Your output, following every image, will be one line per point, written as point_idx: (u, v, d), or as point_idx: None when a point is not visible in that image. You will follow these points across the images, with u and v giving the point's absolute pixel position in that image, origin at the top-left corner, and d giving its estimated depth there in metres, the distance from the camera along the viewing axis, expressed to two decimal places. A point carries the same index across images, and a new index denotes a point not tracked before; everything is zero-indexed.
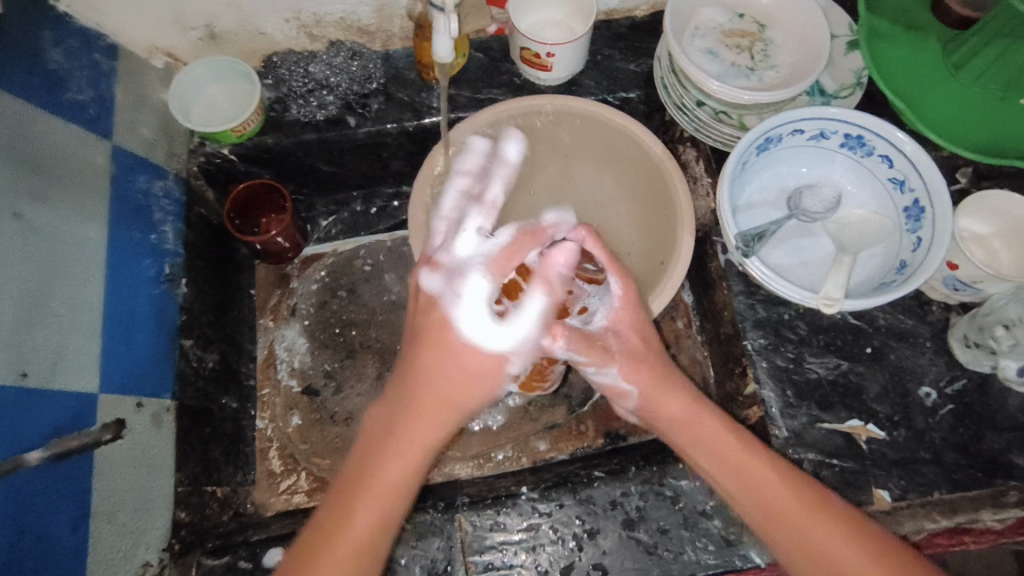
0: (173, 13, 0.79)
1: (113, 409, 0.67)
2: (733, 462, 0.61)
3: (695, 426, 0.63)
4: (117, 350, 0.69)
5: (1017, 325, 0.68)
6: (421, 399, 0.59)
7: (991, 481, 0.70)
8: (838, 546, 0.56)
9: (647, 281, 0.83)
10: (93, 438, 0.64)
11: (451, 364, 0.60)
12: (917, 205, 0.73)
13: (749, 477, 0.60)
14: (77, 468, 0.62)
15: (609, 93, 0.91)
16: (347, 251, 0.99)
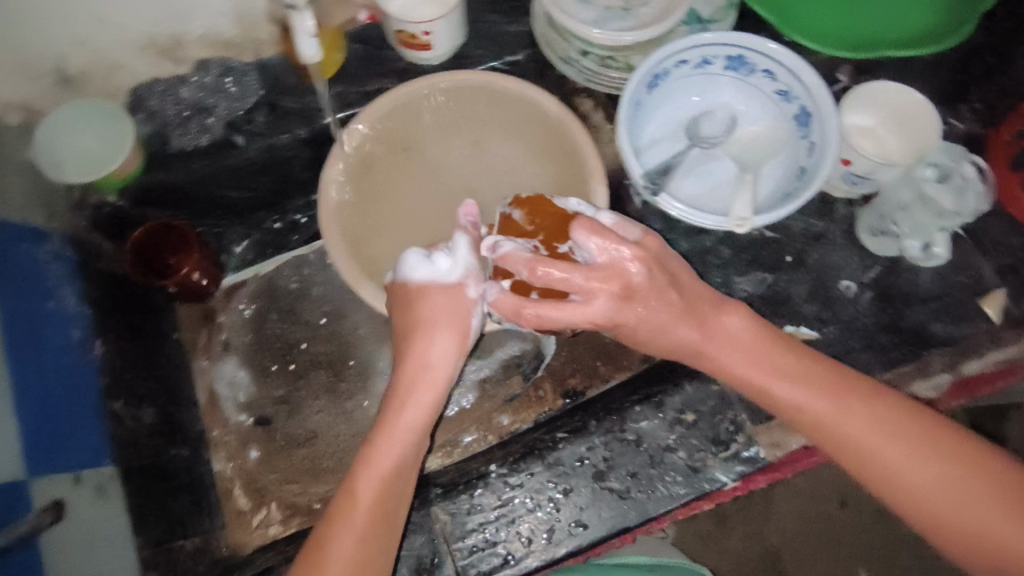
0: (16, 63, 0.72)
1: (51, 490, 0.65)
2: (811, 424, 0.58)
3: (751, 376, 0.61)
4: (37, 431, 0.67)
5: (914, 207, 0.73)
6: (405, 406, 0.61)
7: (918, 354, 0.74)
8: (845, 427, 0.57)
9: None
10: (30, 528, 0.59)
11: (439, 367, 0.62)
12: (805, 112, 0.75)
13: (833, 435, 0.57)
14: (23, 561, 0.59)
15: (497, 60, 0.90)
16: (269, 273, 0.92)
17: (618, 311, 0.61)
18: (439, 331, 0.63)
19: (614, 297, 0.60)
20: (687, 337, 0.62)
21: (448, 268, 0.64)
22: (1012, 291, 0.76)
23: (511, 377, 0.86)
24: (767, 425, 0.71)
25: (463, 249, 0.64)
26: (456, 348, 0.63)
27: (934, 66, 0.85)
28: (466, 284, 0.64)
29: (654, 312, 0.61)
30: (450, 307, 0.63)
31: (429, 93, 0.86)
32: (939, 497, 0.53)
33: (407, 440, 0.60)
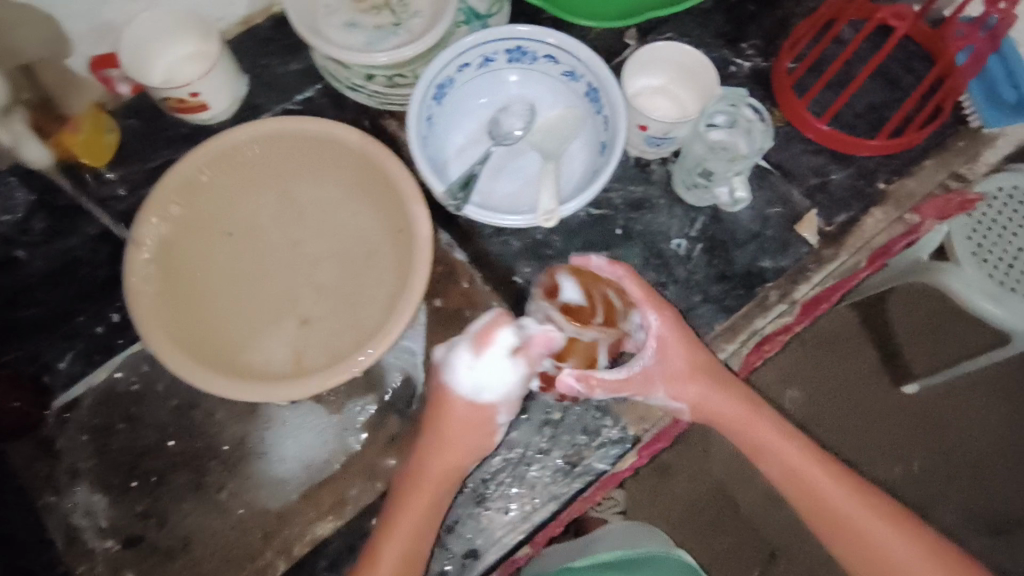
0: None
1: None
2: (796, 470, 0.71)
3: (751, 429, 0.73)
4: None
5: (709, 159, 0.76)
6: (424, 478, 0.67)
7: (752, 292, 0.77)
8: (814, 475, 0.70)
9: (401, 268, 0.81)
10: None
11: (454, 448, 0.67)
12: (592, 88, 0.75)
13: (806, 484, 0.71)
14: None
15: (285, 102, 0.87)
16: (104, 382, 0.84)
17: (675, 357, 0.71)
18: (456, 437, 0.67)
19: (673, 339, 0.71)
20: (703, 392, 0.72)
21: (489, 389, 0.65)
22: (821, 210, 0.80)
23: (386, 418, 0.85)
24: (630, 401, 0.74)
25: (514, 377, 0.65)
26: (469, 446, 0.67)
27: (704, 16, 0.89)
28: (498, 406, 0.67)
29: (680, 371, 0.71)
30: (474, 414, 0.67)
31: (224, 154, 0.81)
32: (885, 549, 0.67)
33: (424, 511, 0.66)
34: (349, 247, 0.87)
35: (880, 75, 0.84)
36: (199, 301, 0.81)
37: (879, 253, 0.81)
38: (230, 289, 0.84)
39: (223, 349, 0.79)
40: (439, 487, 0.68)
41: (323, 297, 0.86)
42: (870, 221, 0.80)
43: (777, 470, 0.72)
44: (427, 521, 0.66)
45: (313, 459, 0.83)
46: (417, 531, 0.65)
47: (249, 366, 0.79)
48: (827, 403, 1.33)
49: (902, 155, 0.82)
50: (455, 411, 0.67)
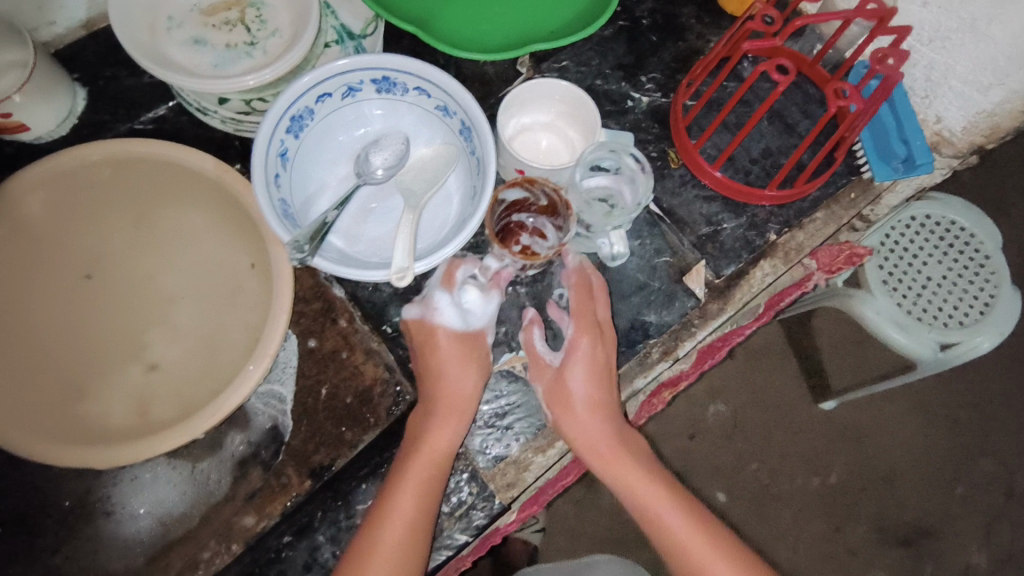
0: None
1: None
2: (689, 549, 0.65)
3: (647, 497, 0.67)
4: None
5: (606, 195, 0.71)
6: (440, 409, 0.67)
7: (635, 348, 0.73)
8: (708, 562, 0.64)
9: (257, 313, 0.73)
10: None
11: (458, 374, 0.68)
12: (466, 126, 0.69)
13: (695, 565, 0.64)
14: None
15: (132, 121, 0.78)
16: None
17: (577, 386, 0.68)
18: (461, 376, 0.68)
19: (580, 365, 0.68)
20: (596, 436, 0.68)
21: (470, 317, 0.69)
22: (710, 261, 0.76)
23: (248, 472, 0.76)
24: (500, 467, 0.71)
25: (485, 307, 0.70)
26: (474, 372, 0.69)
27: (599, 44, 0.84)
28: (485, 331, 0.71)
29: (576, 416, 0.68)
30: (468, 345, 0.69)
31: (48, 180, 0.72)
32: None
33: (441, 445, 0.66)
34: (207, 284, 0.78)
35: (775, 119, 0.81)
36: (24, 346, 0.71)
37: (772, 303, 0.81)
38: (71, 331, 0.74)
39: (53, 399, 0.70)
40: (455, 414, 0.68)
41: (179, 338, 0.77)
42: (757, 273, 0.77)
43: (662, 540, 0.66)
44: (450, 450, 0.67)
45: (167, 511, 0.74)
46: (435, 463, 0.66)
47: (83, 419, 0.70)
48: (752, 417, 1.32)
49: (794, 205, 0.79)
50: (445, 347, 0.69)
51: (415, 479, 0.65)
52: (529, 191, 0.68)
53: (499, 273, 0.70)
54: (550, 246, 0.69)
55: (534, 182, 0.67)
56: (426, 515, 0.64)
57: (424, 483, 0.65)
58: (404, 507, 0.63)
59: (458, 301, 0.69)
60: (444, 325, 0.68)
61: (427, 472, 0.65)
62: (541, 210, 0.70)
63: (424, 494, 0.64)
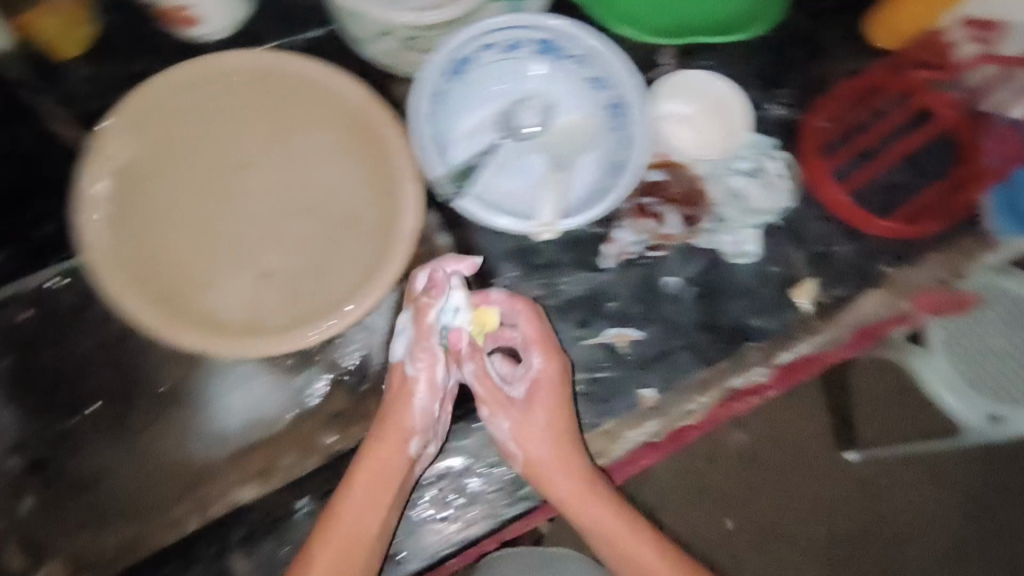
0: None
1: None
2: None
3: (620, 537, 0.63)
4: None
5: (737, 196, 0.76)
6: (371, 459, 0.64)
7: (733, 349, 0.74)
8: None
9: (375, 244, 0.75)
10: None
11: (394, 420, 0.64)
12: (619, 102, 0.71)
13: None
14: None
15: (288, 38, 0.80)
16: (35, 291, 0.78)
17: (535, 415, 0.65)
18: (394, 407, 0.64)
19: (543, 392, 0.66)
20: (578, 490, 0.64)
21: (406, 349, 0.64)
22: (821, 280, 0.77)
23: (335, 393, 0.78)
24: (593, 434, 0.70)
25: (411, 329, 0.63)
26: (412, 421, 0.64)
27: (759, 47, 0.83)
28: (409, 380, 0.64)
29: (547, 461, 0.64)
30: (399, 392, 0.64)
31: (200, 83, 0.76)
32: None
33: (378, 490, 0.63)
34: (326, 206, 0.78)
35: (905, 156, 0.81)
36: (154, 234, 0.75)
37: (867, 331, 0.77)
38: (194, 228, 0.76)
39: (171, 288, 0.73)
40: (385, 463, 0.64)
41: (293, 251, 0.78)
42: (863, 301, 0.77)
43: None
44: (381, 501, 0.63)
45: (261, 411, 0.77)
46: (364, 511, 0.62)
47: (197, 310, 0.73)
48: None
49: (910, 243, 0.78)
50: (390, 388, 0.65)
51: (343, 524, 0.61)
52: (669, 175, 0.76)
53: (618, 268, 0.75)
54: (676, 232, 0.75)
55: (681, 168, 0.76)
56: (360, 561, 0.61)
57: (357, 530, 0.62)
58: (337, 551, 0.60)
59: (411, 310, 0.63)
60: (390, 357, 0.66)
61: (359, 521, 0.62)
62: (673, 197, 0.76)
63: (357, 541, 0.61)
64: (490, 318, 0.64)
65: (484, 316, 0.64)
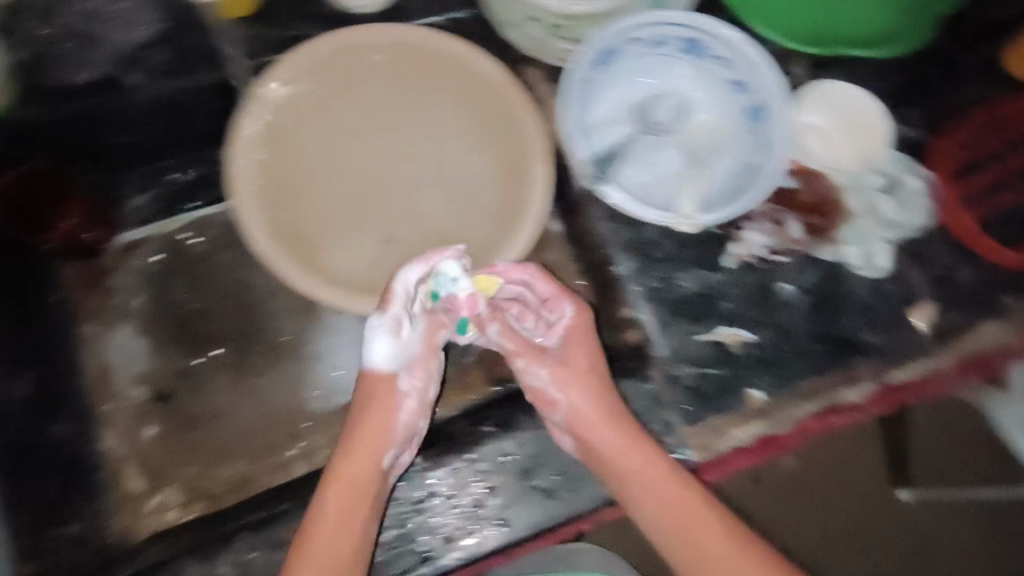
0: None
1: None
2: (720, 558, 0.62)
3: (668, 500, 0.64)
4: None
5: (871, 210, 0.77)
6: (354, 453, 0.67)
7: (845, 361, 0.74)
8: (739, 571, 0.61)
9: (500, 225, 0.78)
10: None
11: (375, 417, 0.68)
12: (759, 107, 0.72)
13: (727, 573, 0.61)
14: None
15: (435, 15, 0.82)
16: (172, 233, 0.84)
17: (569, 359, 0.70)
18: (376, 410, 0.68)
19: (573, 339, 0.71)
20: (624, 451, 0.65)
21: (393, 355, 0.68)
22: (941, 304, 0.76)
23: None
24: (697, 428, 0.71)
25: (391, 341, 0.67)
26: (389, 417, 0.68)
27: (903, 65, 0.81)
28: (398, 376, 0.69)
29: (587, 416, 0.67)
30: (382, 394, 0.68)
31: (344, 50, 0.77)
32: None
33: (364, 478, 0.65)
34: (451, 180, 0.82)
35: None
36: (288, 193, 0.77)
37: (975, 361, 0.75)
38: (322, 187, 0.80)
39: (305, 244, 0.76)
40: (368, 452, 0.67)
41: (415, 221, 0.81)
42: (983, 331, 0.75)
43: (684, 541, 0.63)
44: (371, 487, 0.65)
45: None
46: (346, 501, 0.64)
47: (326, 269, 0.76)
48: None
49: None
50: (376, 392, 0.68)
51: (332, 513, 0.63)
52: (804, 183, 0.78)
53: (748, 264, 0.76)
54: (806, 238, 0.76)
55: (817, 177, 0.79)
56: (353, 545, 0.62)
57: (349, 517, 0.63)
58: (322, 536, 0.62)
59: (394, 331, 0.67)
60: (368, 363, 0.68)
61: (345, 509, 0.64)
62: (806, 206, 0.77)
63: (346, 531, 0.62)
64: (494, 285, 0.70)
65: (485, 283, 0.69)
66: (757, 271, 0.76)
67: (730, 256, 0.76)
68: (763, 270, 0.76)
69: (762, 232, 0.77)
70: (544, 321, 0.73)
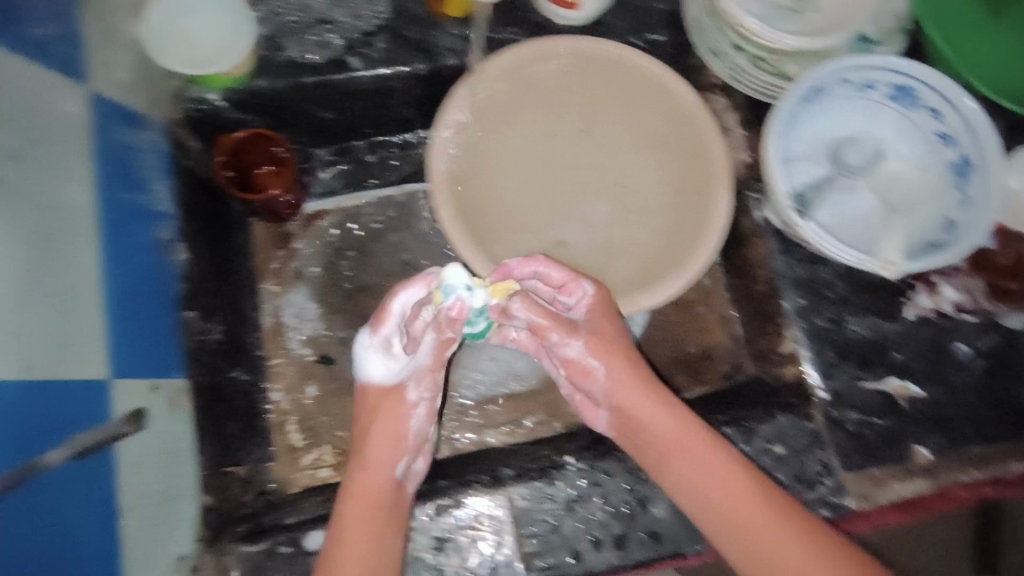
0: None
1: (131, 399, 0.59)
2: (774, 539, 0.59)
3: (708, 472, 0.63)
4: (14, 504, 0.46)
5: None
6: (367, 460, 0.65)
7: (1017, 434, 0.72)
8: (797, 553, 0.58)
9: (675, 245, 0.79)
10: (111, 434, 0.55)
11: (383, 417, 0.66)
12: (965, 161, 0.72)
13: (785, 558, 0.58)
14: (68, 478, 0.51)
15: (634, 34, 0.84)
16: (352, 208, 0.88)
17: (605, 335, 0.67)
18: (380, 424, 0.66)
19: (598, 316, 0.68)
20: (664, 424, 0.65)
21: (397, 369, 0.65)
22: None
23: None
24: (857, 476, 0.71)
25: (390, 364, 0.65)
26: (398, 418, 0.66)
27: None
28: (407, 386, 0.66)
29: (622, 391, 0.67)
30: (392, 403, 0.66)
31: (547, 56, 0.79)
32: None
33: (383, 476, 0.64)
34: (626, 192, 0.82)
35: None
36: (474, 188, 0.79)
37: None
38: (503, 183, 0.82)
39: (485, 236, 0.79)
40: (388, 447, 0.65)
41: (587, 230, 0.82)
42: None
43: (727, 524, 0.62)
44: (385, 491, 0.63)
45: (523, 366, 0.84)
46: (366, 502, 0.63)
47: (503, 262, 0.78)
48: None
49: None
50: (375, 401, 0.66)
51: (352, 513, 0.62)
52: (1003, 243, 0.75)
53: (927, 318, 0.75)
54: (994, 303, 0.74)
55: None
56: (382, 534, 0.61)
57: (371, 514, 0.62)
58: (354, 528, 0.61)
59: (393, 356, 0.65)
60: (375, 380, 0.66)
61: (370, 506, 0.62)
62: (1000, 269, 0.74)
63: (373, 524, 0.61)
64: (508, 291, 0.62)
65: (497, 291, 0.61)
66: (936, 326, 0.74)
67: (911, 307, 0.75)
68: (942, 328, 0.74)
69: (949, 289, 0.75)
70: (564, 303, 0.69)
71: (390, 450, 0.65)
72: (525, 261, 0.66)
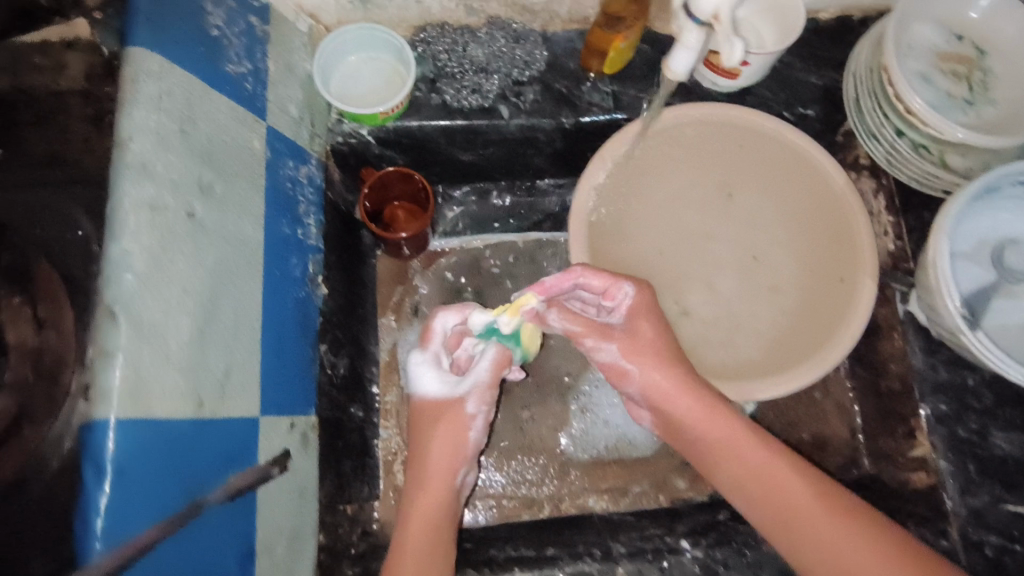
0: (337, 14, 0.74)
1: (273, 437, 0.59)
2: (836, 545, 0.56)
3: (764, 472, 0.62)
4: (185, 542, 0.47)
5: None
6: (424, 470, 0.64)
7: None
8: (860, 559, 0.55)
9: (806, 333, 0.75)
10: (258, 475, 0.56)
11: (443, 426, 0.65)
12: None
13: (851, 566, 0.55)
14: (221, 518, 0.51)
15: (786, 107, 0.83)
16: (474, 250, 0.89)
17: (648, 341, 0.67)
18: (438, 436, 0.65)
19: (644, 320, 0.67)
20: (705, 420, 0.65)
21: (445, 383, 0.66)
22: None
23: None
24: None
25: (439, 379, 0.65)
26: (458, 426, 0.65)
27: None
28: (465, 400, 0.66)
29: (657, 383, 0.66)
30: (450, 419, 0.65)
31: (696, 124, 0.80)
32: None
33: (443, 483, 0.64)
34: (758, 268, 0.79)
35: None
36: (606, 249, 0.79)
37: None
38: (633, 244, 0.80)
39: None
40: (450, 454, 0.65)
41: (714, 301, 0.79)
42: None
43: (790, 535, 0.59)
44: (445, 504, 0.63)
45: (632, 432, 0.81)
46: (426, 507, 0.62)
47: None
48: None
49: None
50: (428, 412, 0.66)
51: (415, 514, 0.62)
52: None
53: None
54: None
55: None
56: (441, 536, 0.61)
57: (432, 517, 0.62)
58: (414, 527, 0.61)
59: (449, 375, 0.65)
60: (424, 397, 0.66)
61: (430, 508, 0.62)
62: None
63: (432, 527, 0.61)
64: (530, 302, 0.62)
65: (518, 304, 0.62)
66: None
67: None
68: None
69: None
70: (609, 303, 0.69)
71: (450, 457, 0.65)
72: (565, 273, 0.65)
